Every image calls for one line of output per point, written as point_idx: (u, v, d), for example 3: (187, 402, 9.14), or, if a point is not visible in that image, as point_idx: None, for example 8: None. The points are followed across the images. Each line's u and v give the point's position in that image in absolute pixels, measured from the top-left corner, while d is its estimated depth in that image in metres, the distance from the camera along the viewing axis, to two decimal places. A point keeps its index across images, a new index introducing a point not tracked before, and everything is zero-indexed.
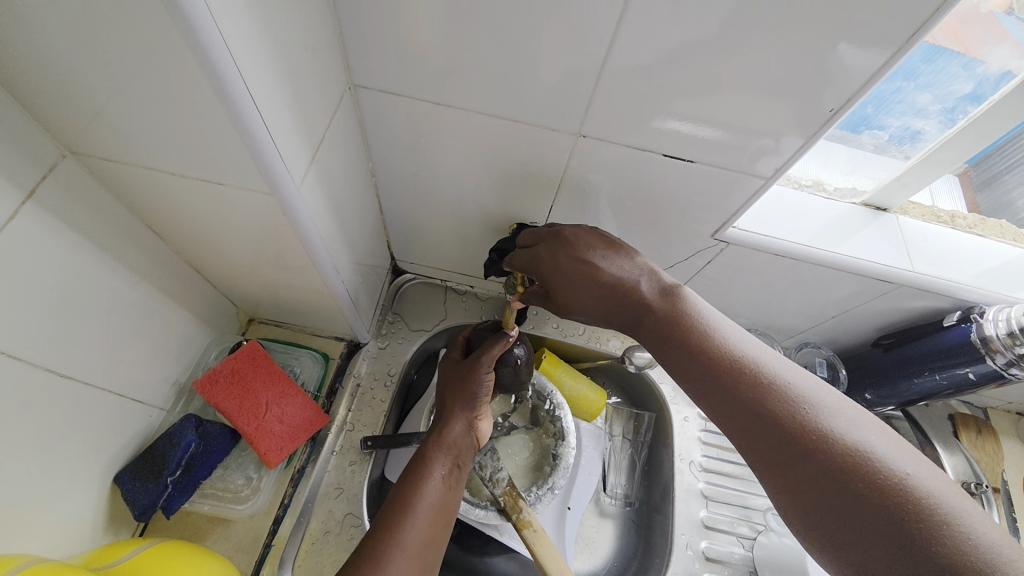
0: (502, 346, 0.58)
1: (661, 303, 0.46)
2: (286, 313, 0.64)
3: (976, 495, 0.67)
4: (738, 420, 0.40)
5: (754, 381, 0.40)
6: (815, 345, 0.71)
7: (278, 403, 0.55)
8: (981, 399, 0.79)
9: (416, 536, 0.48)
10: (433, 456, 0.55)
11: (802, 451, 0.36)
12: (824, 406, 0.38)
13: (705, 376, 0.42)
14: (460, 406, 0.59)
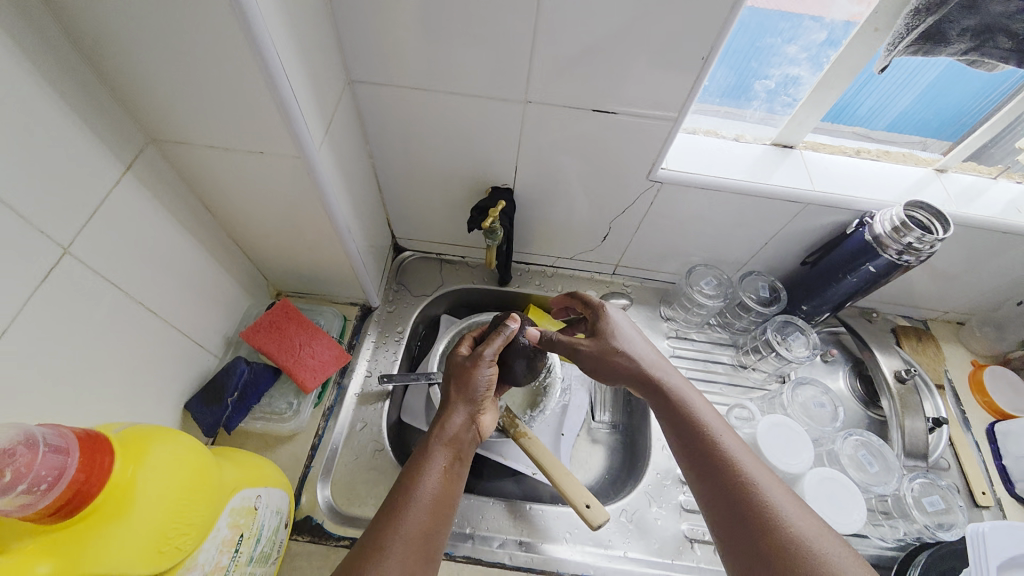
0: (503, 338, 0.64)
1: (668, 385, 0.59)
2: (308, 283, 0.77)
3: (908, 382, 0.73)
4: (706, 480, 0.50)
5: (724, 449, 0.51)
6: (758, 273, 0.82)
7: (310, 343, 0.68)
8: (919, 312, 0.89)
9: (409, 526, 0.48)
10: (433, 448, 0.56)
11: (746, 508, 0.46)
12: (774, 489, 0.47)
13: (687, 436, 0.54)
14: (460, 399, 0.61)
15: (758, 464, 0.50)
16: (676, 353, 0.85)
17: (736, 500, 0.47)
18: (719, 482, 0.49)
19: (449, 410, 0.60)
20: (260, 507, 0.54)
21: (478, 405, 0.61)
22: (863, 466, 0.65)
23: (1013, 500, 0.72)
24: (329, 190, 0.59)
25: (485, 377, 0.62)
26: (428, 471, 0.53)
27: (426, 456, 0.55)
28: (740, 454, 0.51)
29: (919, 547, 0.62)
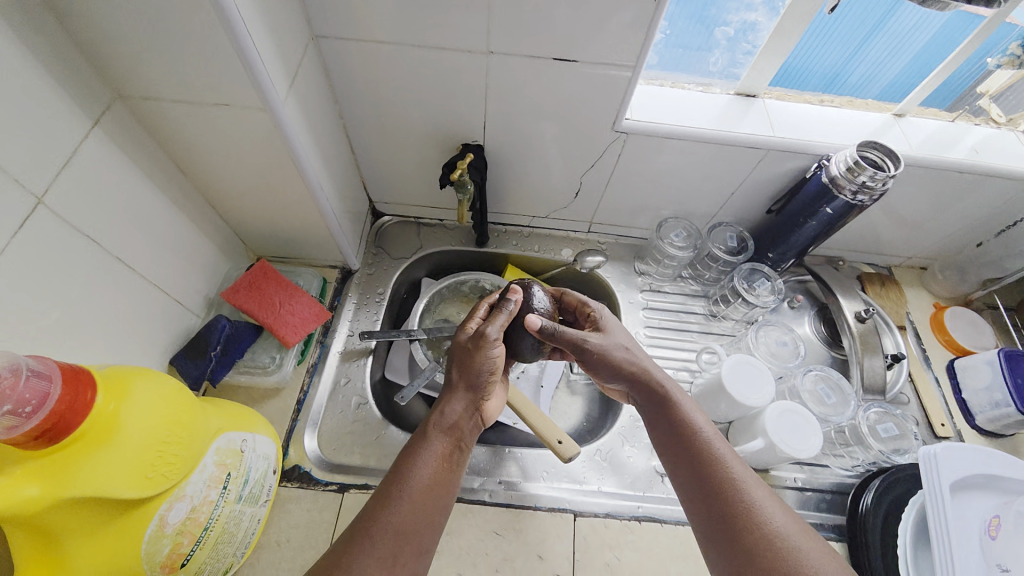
0: (506, 316, 0.61)
1: (658, 381, 0.58)
2: (287, 246, 0.79)
3: (868, 320, 0.76)
4: (698, 490, 0.50)
5: (709, 448, 0.52)
6: (727, 224, 0.85)
7: (289, 302, 0.70)
8: (884, 259, 0.92)
9: (398, 519, 0.47)
10: (431, 435, 0.54)
11: (727, 507, 0.48)
12: (764, 503, 0.48)
13: (672, 434, 0.54)
14: (461, 386, 0.59)
15: (740, 463, 0.51)
16: (649, 306, 0.87)
17: (717, 499, 0.49)
18: (711, 495, 0.49)
19: (449, 397, 0.58)
20: (247, 450, 0.56)
21: (479, 394, 0.59)
22: (822, 398, 0.69)
23: (972, 431, 0.76)
24: (300, 146, 0.60)
25: (489, 362, 0.59)
26: (419, 464, 0.52)
27: (417, 447, 0.53)
28: (724, 454, 0.52)
29: (877, 474, 0.65)
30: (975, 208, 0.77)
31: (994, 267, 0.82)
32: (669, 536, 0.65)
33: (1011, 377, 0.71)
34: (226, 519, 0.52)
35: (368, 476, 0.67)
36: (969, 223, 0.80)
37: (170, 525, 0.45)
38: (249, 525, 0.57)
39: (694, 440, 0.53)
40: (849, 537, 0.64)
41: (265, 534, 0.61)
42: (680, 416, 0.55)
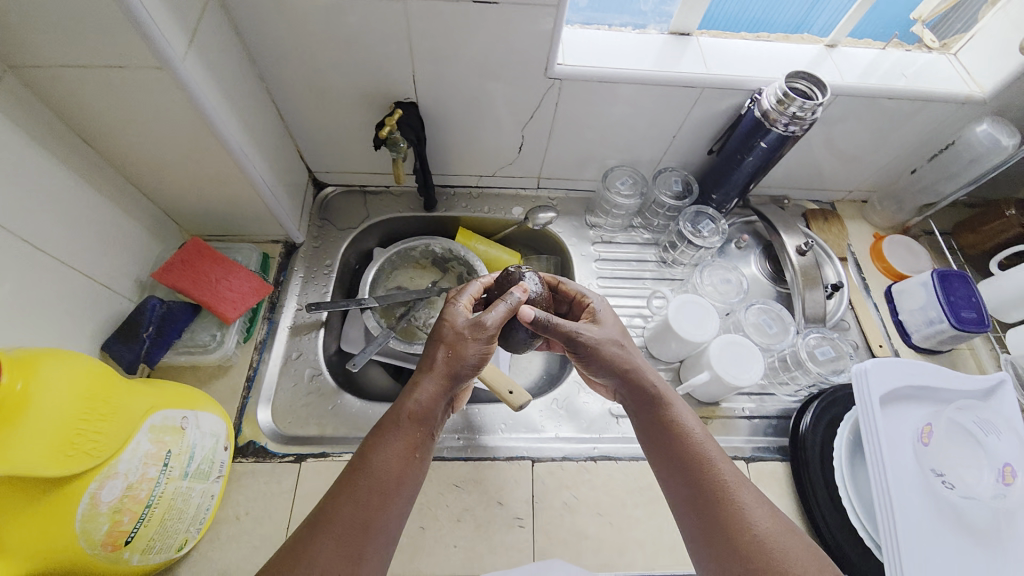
0: (507, 308, 0.57)
1: (646, 381, 0.56)
2: (223, 223, 0.76)
3: (807, 252, 0.78)
4: (683, 488, 0.50)
5: (696, 450, 0.51)
6: (672, 168, 0.85)
7: (227, 277, 0.68)
8: (826, 195, 0.94)
9: (349, 517, 0.46)
10: (394, 427, 0.52)
11: (713, 508, 0.48)
12: (752, 504, 0.47)
13: (659, 435, 0.53)
14: (438, 369, 0.54)
15: (729, 465, 0.50)
16: (601, 258, 0.88)
17: (703, 501, 0.48)
18: (697, 494, 0.49)
19: (419, 380, 0.54)
20: (190, 427, 0.56)
21: (457, 385, 0.55)
22: (764, 329, 0.72)
23: (908, 350, 0.80)
24: (209, 109, 0.57)
25: (473, 352, 0.56)
26: (378, 454, 0.50)
27: (380, 435, 0.51)
28: (714, 455, 0.51)
29: (814, 398, 0.69)
30: (911, 135, 0.78)
31: (928, 194, 0.84)
32: (623, 472, 0.67)
33: (944, 295, 0.74)
34: (171, 496, 0.52)
35: (325, 445, 0.68)
36: (904, 151, 0.82)
37: (104, 504, 0.45)
38: (200, 501, 0.57)
39: (682, 441, 0.52)
40: (790, 457, 0.67)
41: (223, 508, 0.61)
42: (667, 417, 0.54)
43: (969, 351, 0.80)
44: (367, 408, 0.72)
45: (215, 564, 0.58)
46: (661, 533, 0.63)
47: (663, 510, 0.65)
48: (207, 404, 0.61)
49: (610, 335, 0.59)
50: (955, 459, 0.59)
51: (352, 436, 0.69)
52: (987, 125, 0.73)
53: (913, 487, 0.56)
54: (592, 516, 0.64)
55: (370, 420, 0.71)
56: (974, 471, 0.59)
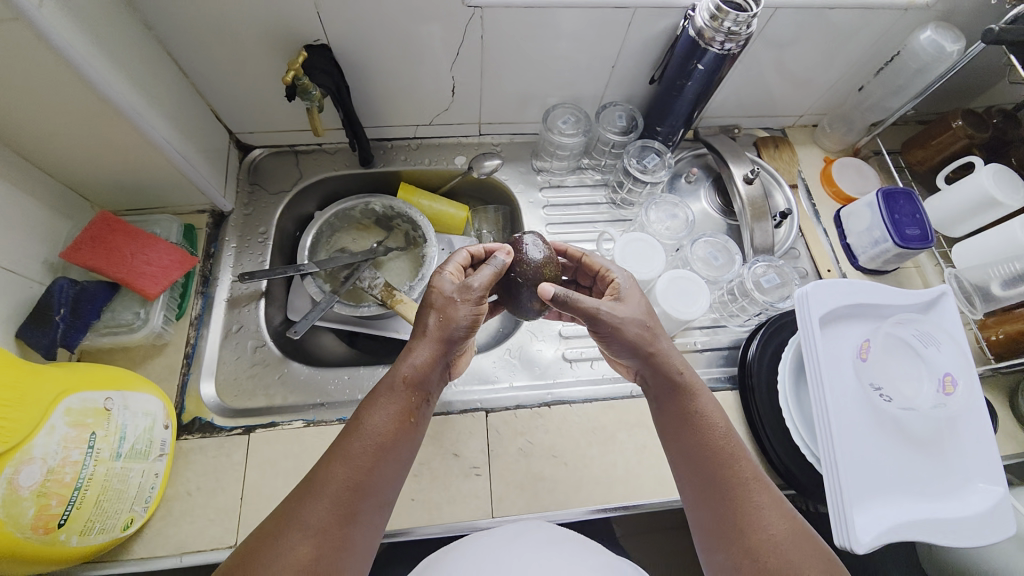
0: (493, 271, 0.57)
1: (672, 366, 0.53)
2: (139, 196, 0.70)
3: (754, 181, 0.77)
4: (699, 473, 0.50)
5: (716, 444, 0.50)
6: (615, 103, 0.82)
7: (143, 251, 0.63)
8: (777, 122, 0.91)
9: (341, 478, 0.46)
10: (386, 390, 0.51)
11: (724, 501, 0.48)
12: (767, 506, 0.47)
13: (681, 421, 0.52)
14: (432, 334, 0.53)
15: (750, 464, 0.49)
16: (549, 204, 0.85)
17: (715, 491, 0.49)
18: (713, 481, 0.49)
19: (418, 341, 0.53)
20: (117, 408, 0.53)
21: (450, 350, 0.54)
22: (711, 262, 0.73)
23: (856, 272, 0.80)
24: (81, 60, 0.50)
25: (464, 313, 0.54)
26: (374, 415, 0.49)
27: (377, 397, 0.50)
28: (736, 450, 0.50)
29: (760, 326, 0.70)
30: (859, 48, 0.75)
31: (876, 111, 0.82)
32: (577, 414, 0.67)
33: (888, 213, 0.74)
34: (105, 477, 0.51)
35: (274, 415, 0.66)
36: (852, 67, 0.79)
37: (26, 488, 0.44)
38: (142, 480, 0.56)
39: (702, 435, 0.51)
40: (739, 384, 0.69)
41: (171, 486, 0.60)
42: (689, 403, 0.52)
43: (915, 269, 0.80)
44: (315, 376, 0.70)
45: (170, 541, 0.58)
46: (616, 469, 0.65)
47: (617, 446, 0.66)
48: (142, 385, 0.59)
49: (636, 313, 0.55)
50: (893, 372, 0.60)
51: (302, 403, 0.68)
52: (931, 31, 0.70)
53: (852, 402, 0.57)
54: (547, 458, 0.65)
55: (319, 386, 0.69)
56: (913, 383, 0.61)
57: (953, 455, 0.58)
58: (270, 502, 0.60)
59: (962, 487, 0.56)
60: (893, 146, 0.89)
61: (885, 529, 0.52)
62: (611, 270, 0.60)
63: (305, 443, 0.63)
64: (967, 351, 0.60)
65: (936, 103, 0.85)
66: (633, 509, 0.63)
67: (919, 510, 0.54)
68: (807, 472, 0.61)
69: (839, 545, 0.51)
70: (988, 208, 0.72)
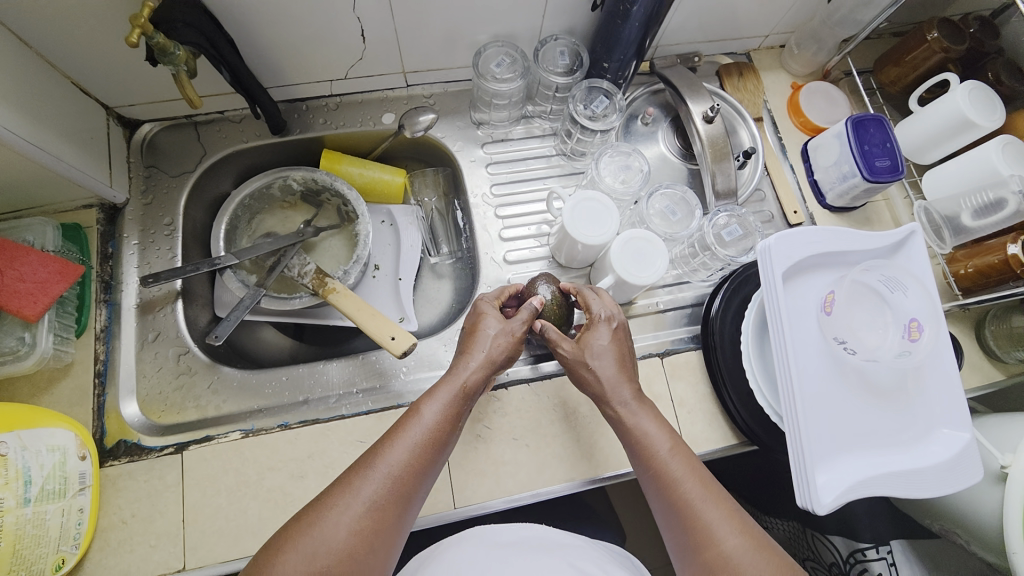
0: (530, 312, 0.55)
1: (610, 407, 0.50)
2: (3, 198, 0.59)
3: (715, 118, 0.69)
4: (655, 489, 0.46)
5: (659, 462, 0.46)
6: (556, 37, 0.71)
7: (12, 266, 0.54)
8: (741, 45, 0.81)
9: (399, 462, 0.44)
10: (438, 394, 0.49)
11: (675, 514, 0.44)
12: (722, 524, 0.42)
13: (632, 450, 0.48)
14: (483, 352, 0.52)
15: (697, 480, 0.45)
16: (493, 161, 0.77)
17: (666, 504, 0.45)
18: (666, 498, 0.45)
19: (473, 352, 0.52)
20: (13, 451, 0.47)
21: (495, 372, 0.53)
22: (668, 217, 0.67)
23: (823, 211, 0.76)
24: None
25: (504, 338, 0.53)
26: (430, 408, 0.48)
27: (434, 392, 0.49)
28: (677, 475, 0.45)
29: (724, 280, 0.66)
30: None
31: (847, 25, 0.73)
32: (535, 393, 0.64)
33: (857, 144, 0.68)
34: (16, 527, 0.47)
35: (209, 428, 0.61)
36: None
37: None
38: (64, 519, 0.51)
39: (647, 455, 0.46)
40: (702, 344, 0.66)
41: (103, 517, 0.55)
42: (629, 426, 0.48)
43: (885, 202, 0.76)
44: (250, 379, 0.64)
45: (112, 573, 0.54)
46: (581, 445, 0.62)
47: (580, 421, 0.63)
48: (51, 417, 0.53)
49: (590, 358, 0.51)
50: (858, 321, 0.57)
51: (239, 411, 0.62)
52: None
53: (813, 357, 0.55)
54: (508, 442, 0.62)
55: (256, 390, 0.63)
56: (878, 331, 0.58)
57: (916, 400, 0.57)
58: (215, 522, 0.56)
59: (924, 438, 0.55)
60: (864, 66, 0.81)
61: (846, 487, 0.51)
62: (591, 300, 0.56)
63: (245, 454, 0.58)
64: (933, 292, 0.57)
65: (912, 11, 0.77)
66: (608, 479, 0.61)
67: (880, 463, 0.53)
68: (768, 429, 0.60)
69: (801, 506, 0.50)
70: (964, 131, 0.67)
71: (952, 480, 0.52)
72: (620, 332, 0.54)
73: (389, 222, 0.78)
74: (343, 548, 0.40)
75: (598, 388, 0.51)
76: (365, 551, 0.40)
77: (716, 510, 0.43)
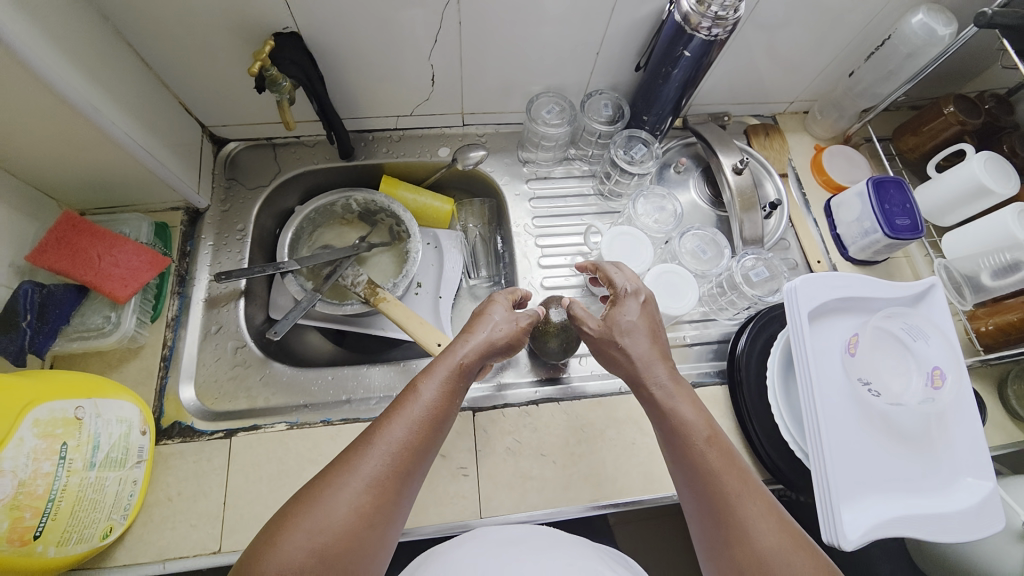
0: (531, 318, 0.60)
1: (647, 387, 0.52)
2: (107, 194, 0.67)
3: (745, 170, 0.75)
4: (689, 478, 0.47)
5: (697, 453, 0.47)
6: (601, 92, 0.80)
7: (110, 253, 0.62)
8: (768, 108, 0.89)
9: (398, 441, 0.46)
10: (435, 370, 0.51)
11: (711, 506, 0.45)
12: (760, 521, 0.43)
13: (671, 437, 0.49)
14: (484, 334, 0.55)
15: (736, 474, 0.46)
16: (536, 196, 0.84)
17: (704, 497, 0.46)
18: (701, 489, 0.46)
19: (474, 332, 0.55)
20: (89, 416, 0.51)
21: (492, 356, 0.56)
22: (699, 255, 0.73)
23: (845, 263, 0.80)
24: (20, 46, 0.45)
25: (507, 329, 0.56)
26: (429, 386, 0.50)
27: (433, 371, 0.51)
28: (714, 467, 0.46)
29: (750, 319, 0.69)
30: (850, 32, 0.72)
31: (867, 96, 0.80)
32: (564, 411, 0.67)
33: (878, 203, 0.73)
34: (79, 488, 0.49)
35: (257, 418, 0.65)
36: (844, 51, 0.76)
37: None
38: (120, 488, 0.54)
39: (686, 445, 0.48)
40: (727, 378, 0.69)
41: (151, 492, 0.58)
42: (666, 409, 0.50)
43: (906, 259, 0.80)
44: (298, 376, 0.68)
45: (152, 548, 0.56)
46: (606, 466, 0.64)
47: (605, 442, 0.66)
48: (122, 390, 0.57)
49: (623, 336, 0.54)
50: (880, 367, 0.60)
51: (285, 405, 0.67)
52: (922, 14, 0.68)
53: (836, 395, 0.57)
54: (535, 457, 0.64)
55: (302, 387, 0.68)
56: (901, 376, 0.60)
57: (941, 449, 0.58)
58: (253, 508, 0.58)
59: (950, 484, 0.56)
60: (884, 133, 0.88)
61: (872, 526, 0.52)
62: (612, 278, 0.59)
63: (288, 445, 0.62)
64: (955, 344, 0.59)
65: (928, 88, 0.84)
66: (626, 505, 0.62)
67: (905, 506, 0.54)
68: (793, 466, 0.61)
69: (826, 542, 0.51)
70: (981, 196, 0.71)
71: (978, 527, 0.53)
72: (648, 305, 0.56)
73: (434, 244, 0.84)
74: (344, 527, 0.41)
75: (634, 366, 0.52)
76: (372, 526, 0.42)
77: (756, 508, 0.44)
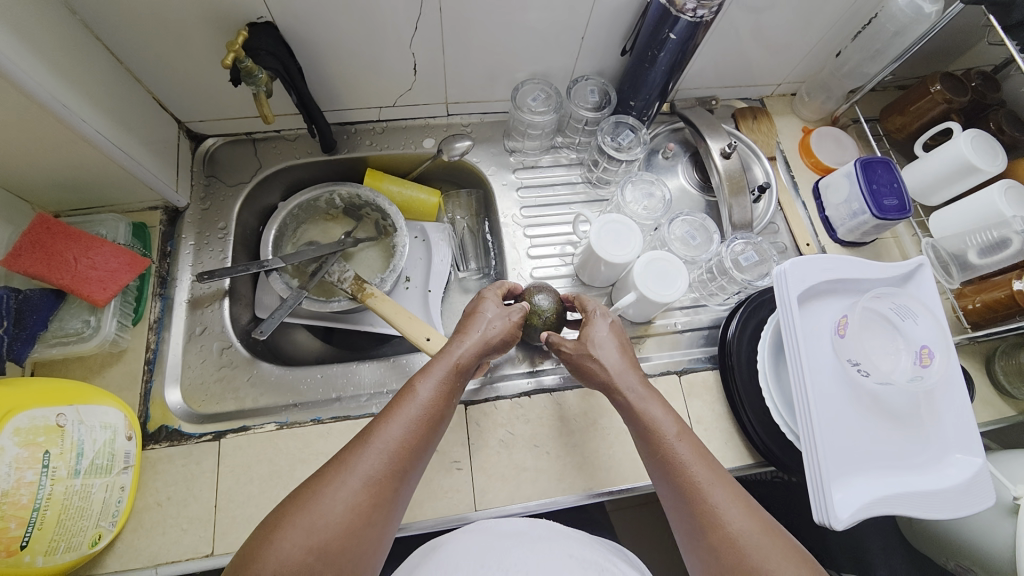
0: (519, 311, 0.59)
1: (620, 394, 0.52)
2: (81, 195, 0.65)
3: (733, 154, 0.74)
4: (662, 473, 0.47)
5: (667, 448, 0.47)
6: (587, 78, 0.78)
7: (87, 255, 0.60)
8: (756, 91, 0.88)
9: (395, 440, 0.45)
10: (433, 370, 0.51)
11: (683, 498, 0.45)
12: (731, 507, 0.43)
13: (643, 434, 0.49)
14: (478, 333, 0.55)
15: (705, 464, 0.46)
16: (523, 186, 0.83)
17: (677, 490, 0.46)
18: (674, 482, 0.46)
19: (468, 332, 0.55)
20: (72, 424, 0.50)
21: (488, 354, 0.56)
22: (688, 241, 0.72)
23: (834, 245, 0.80)
24: None
25: (503, 324, 0.57)
26: (425, 385, 0.49)
27: (429, 370, 0.51)
28: (685, 458, 0.46)
29: (739, 304, 0.69)
30: (837, 11, 0.71)
31: (854, 77, 0.80)
32: (556, 402, 0.67)
33: (866, 184, 0.72)
34: (64, 496, 0.47)
35: (246, 419, 0.64)
36: (830, 31, 0.75)
37: None
38: (107, 495, 0.53)
39: (657, 441, 0.48)
40: (718, 364, 0.69)
41: (141, 497, 0.58)
42: (638, 412, 0.50)
43: (894, 240, 0.80)
44: (286, 375, 0.68)
45: (143, 554, 0.55)
46: (599, 455, 0.64)
47: (598, 431, 0.65)
48: (105, 395, 0.56)
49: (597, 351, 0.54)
50: (870, 348, 0.59)
51: (275, 405, 0.66)
52: None
53: (825, 379, 0.57)
54: (529, 448, 0.64)
55: (291, 386, 0.67)
56: (890, 356, 0.60)
57: (930, 426, 0.58)
58: (245, 509, 0.58)
59: (938, 461, 0.57)
60: (871, 114, 0.88)
61: (864, 505, 0.52)
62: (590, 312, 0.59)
63: (278, 445, 0.61)
64: (944, 322, 0.59)
65: (915, 66, 0.84)
66: (620, 492, 0.63)
67: (893, 485, 0.55)
68: (784, 448, 0.61)
69: (818, 522, 0.51)
70: (968, 175, 0.71)
71: (964, 502, 0.54)
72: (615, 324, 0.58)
73: (422, 237, 0.83)
74: (343, 524, 0.41)
75: (607, 375, 0.53)
76: (367, 524, 0.42)
77: (726, 495, 0.44)
